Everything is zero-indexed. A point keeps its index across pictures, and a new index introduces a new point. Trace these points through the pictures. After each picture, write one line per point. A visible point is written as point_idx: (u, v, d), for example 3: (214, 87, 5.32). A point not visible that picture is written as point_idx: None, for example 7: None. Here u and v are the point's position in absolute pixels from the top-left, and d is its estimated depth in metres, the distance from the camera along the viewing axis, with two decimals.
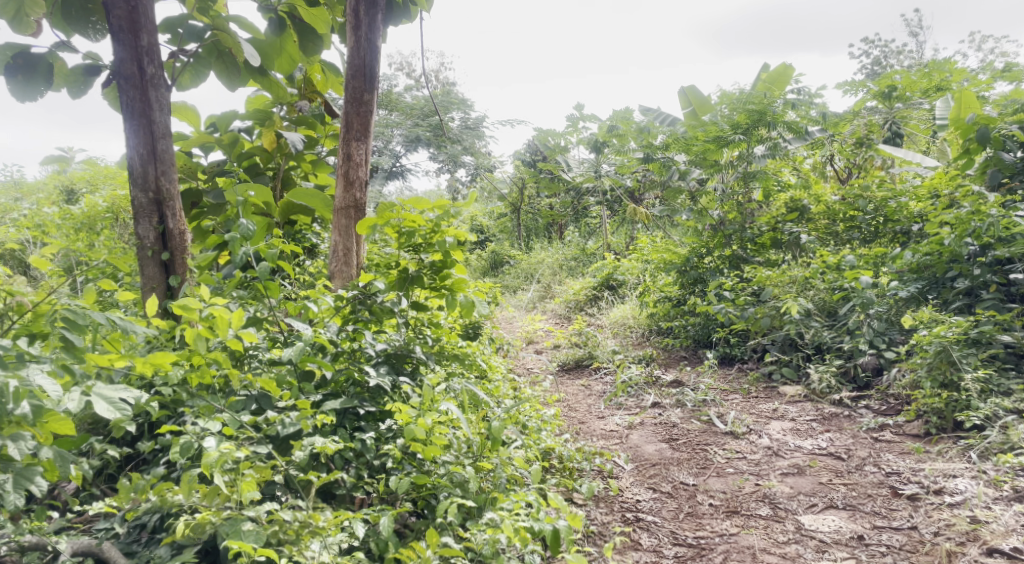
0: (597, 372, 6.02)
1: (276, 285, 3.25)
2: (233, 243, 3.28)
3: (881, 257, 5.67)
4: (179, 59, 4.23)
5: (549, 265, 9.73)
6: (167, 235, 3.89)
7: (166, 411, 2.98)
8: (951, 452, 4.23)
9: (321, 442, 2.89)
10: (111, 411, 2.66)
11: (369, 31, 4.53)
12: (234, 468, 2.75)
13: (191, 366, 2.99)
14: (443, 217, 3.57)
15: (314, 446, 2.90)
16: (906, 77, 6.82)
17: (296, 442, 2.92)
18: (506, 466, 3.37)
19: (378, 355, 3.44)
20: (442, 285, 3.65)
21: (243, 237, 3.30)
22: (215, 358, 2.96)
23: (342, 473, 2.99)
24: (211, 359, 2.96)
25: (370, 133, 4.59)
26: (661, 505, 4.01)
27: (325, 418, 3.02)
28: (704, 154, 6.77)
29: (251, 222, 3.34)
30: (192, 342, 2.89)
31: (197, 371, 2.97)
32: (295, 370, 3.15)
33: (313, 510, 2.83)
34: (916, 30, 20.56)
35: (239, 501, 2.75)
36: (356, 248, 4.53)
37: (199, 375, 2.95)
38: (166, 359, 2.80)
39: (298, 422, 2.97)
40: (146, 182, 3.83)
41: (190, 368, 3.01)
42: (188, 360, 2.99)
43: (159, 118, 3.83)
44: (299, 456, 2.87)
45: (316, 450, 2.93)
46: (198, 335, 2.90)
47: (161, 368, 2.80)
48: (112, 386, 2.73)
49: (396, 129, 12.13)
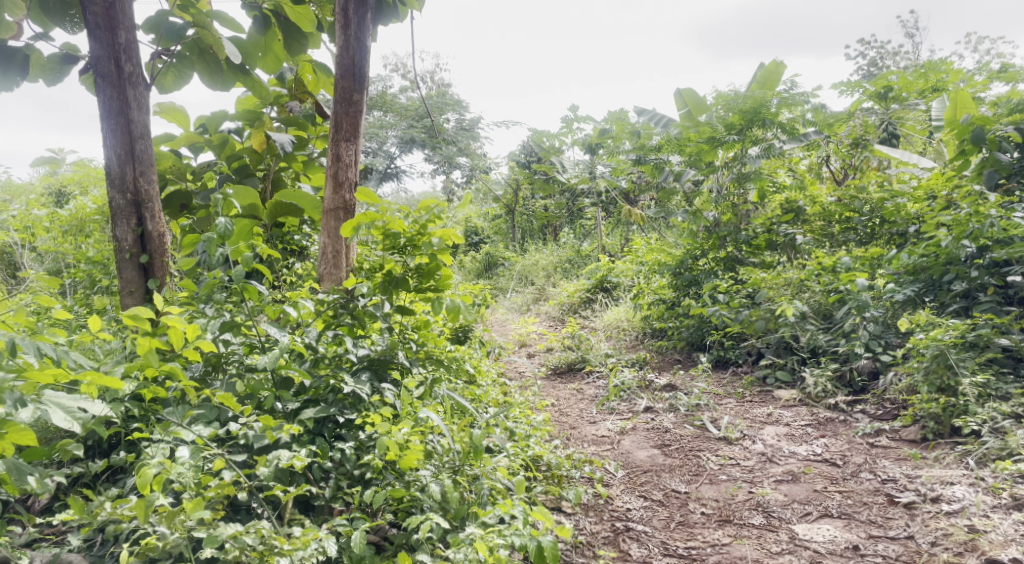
0: (590, 375, 5.93)
1: (255, 289, 3.10)
2: (208, 244, 3.10)
3: (877, 258, 5.55)
4: (162, 59, 4.15)
5: (543, 267, 9.65)
6: (146, 237, 3.78)
7: (119, 428, 2.86)
8: (948, 458, 4.14)
9: (286, 458, 2.78)
10: (69, 421, 2.63)
11: (358, 30, 4.43)
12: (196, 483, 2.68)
13: (144, 379, 2.89)
14: (429, 219, 3.47)
15: (279, 462, 2.79)
16: (902, 77, 6.70)
17: (261, 458, 2.80)
18: (489, 476, 3.28)
19: (361, 361, 3.37)
20: (427, 287, 3.51)
21: (221, 237, 3.13)
22: (168, 371, 2.88)
23: (316, 486, 2.90)
24: (163, 372, 2.88)
25: (360, 134, 4.49)
26: (653, 514, 3.91)
27: (291, 428, 2.90)
28: (698, 155, 6.68)
29: (229, 221, 3.14)
30: (144, 355, 2.85)
31: (150, 385, 2.88)
32: (273, 377, 3.07)
33: (281, 529, 2.74)
34: (913, 32, 20.50)
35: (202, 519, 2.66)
36: (347, 250, 4.40)
37: (153, 390, 2.87)
38: (118, 379, 2.70)
39: (264, 434, 2.87)
40: (124, 183, 3.72)
41: (143, 380, 2.91)
42: (141, 372, 2.89)
43: (137, 118, 3.72)
44: (264, 473, 2.75)
45: (282, 465, 2.81)
46: (151, 346, 2.85)
47: (111, 387, 2.69)
48: (68, 396, 2.68)
49: (391, 131, 12.05)
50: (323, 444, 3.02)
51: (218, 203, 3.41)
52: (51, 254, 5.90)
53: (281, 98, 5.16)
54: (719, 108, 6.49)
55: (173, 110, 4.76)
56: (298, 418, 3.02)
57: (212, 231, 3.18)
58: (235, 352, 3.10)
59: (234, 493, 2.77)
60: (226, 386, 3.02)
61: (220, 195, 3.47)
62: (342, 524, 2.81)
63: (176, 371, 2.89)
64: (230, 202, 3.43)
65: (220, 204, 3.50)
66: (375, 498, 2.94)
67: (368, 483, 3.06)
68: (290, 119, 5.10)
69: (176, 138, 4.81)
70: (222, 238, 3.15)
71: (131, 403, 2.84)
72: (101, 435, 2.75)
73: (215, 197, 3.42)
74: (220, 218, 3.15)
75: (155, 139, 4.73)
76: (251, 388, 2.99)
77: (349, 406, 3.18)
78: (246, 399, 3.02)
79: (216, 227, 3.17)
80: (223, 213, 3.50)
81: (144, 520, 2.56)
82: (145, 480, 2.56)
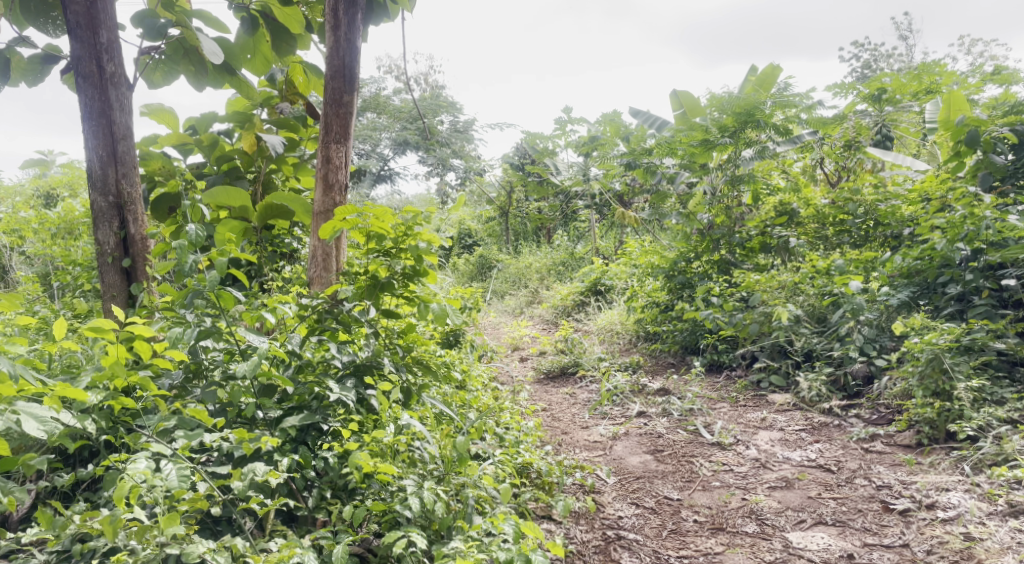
0: (583, 379, 5.87)
1: (231, 295, 3.03)
2: (179, 249, 3.02)
3: (871, 261, 5.52)
4: (152, 56, 4.09)
5: (537, 270, 9.58)
6: (128, 241, 3.70)
7: (87, 441, 2.75)
8: (944, 464, 4.09)
9: (261, 472, 2.69)
10: (41, 431, 2.53)
11: (349, 31, 4.36)
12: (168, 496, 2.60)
13: (112, 390, 2.76)
14: (415, 221, 3.41)
15: (254, 475, 2.70)
16: (896, 80, 6.67)
17: (236, 471, 2.72)
18: (474, 485, 3.21)
19: (346, 367, 3.31)
20: (413, 293, 3.45)
21: (192, 243, 3.04)
22: (137, 380, 2.77)
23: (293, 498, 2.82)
24: (132, 382, 2.76)
25: (350, 136, 4.43)
26: (644, 522, 3.85)
27: (268, 440, 2.81)
28: (691, 157, 6.64)
29: (198, 228, 3.07)
30: (111, 364, 2.75)
31: (118, 397, 2.75)
32: (253, 384, 2.99)
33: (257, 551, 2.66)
34: (906, 35, 20.54)
35: (174, 534, 2.60)
36: (337, 251, 4.21)
37: (122, 401, 2.74)
38: (84, 391, 2.59)
39: (240, 445, 2.79)
40: (106, 186, 3.65)
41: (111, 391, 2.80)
42: (109, 383, 2.78)
43: (120, 119, 3.65)
44: (239, 487, 2.67)
45: (257, 479, 2.73)
46: (118, 356, 2.73)
47: (78, 398, 2.61)
48: (40, 405, 2.59)
49: (384, 133, 11.96)
50: (305, 452, 2.96)
51: (187, 210, 3.38)
52: (39, 257, 5.83)
53: (271, 100, 5.05)
54: (714, 110, 6.33)
55: (162, 112, 4.70)
56: (280, 427, 2.96)
57: (184, 239, 3.09)
58: (216, 360, 3.03)
59: (209, 507, 2.70)
60: (206, 395, 2.92)
61: (190, 199, 3.42)
62: (324, 538, 2.78)
63: (146, 380, 2.78)
64: (200, 207, 3.37)
65: (188, 210, 3.46)
66: (356, 510, 2.90)
67: (353, 492, 3.01)
68: (280, 121, 5.06)
69: (163, 139, 4.75)
70: (192, 245, 3.08)
71: (99, 415, 2.73)
72: (68, 447, 2.66)
73: (183, 203, 3.37)
74: (189, 225, 3.08)
75: (143, 141, 4.66)
76: (232, 396, 2.91)
77: (333, 414, 3.12)
78: (227, 406, 2.96)
79: (186, 234, 3.10)
80: (192, 219, 3.44)
81: (111, 539, 2.49)
82: (122, 492, 2.49)
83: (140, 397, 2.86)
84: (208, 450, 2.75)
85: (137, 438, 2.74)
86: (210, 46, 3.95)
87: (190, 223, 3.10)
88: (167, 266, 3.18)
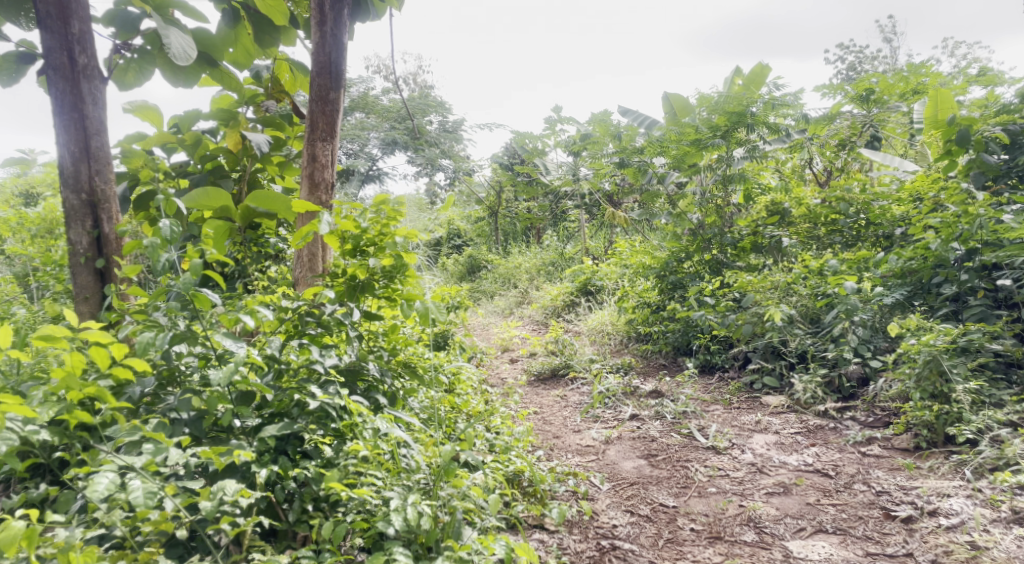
0: (574, 382, 5.74)
1: (206, 297, 2.86)
2: (151, 248, 2.87)
3: (864, 262, 5.42)
4: (122, 55, 3.93)
5: (527, 270, 9.46)
6: (102, 240, 3.55)
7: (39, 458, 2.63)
8: (943, 468, 4.00)
9: (232, 491, 2.55)
10: None
11: (335, 27, 4.24)
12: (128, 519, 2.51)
13: (68, 403, 2.63)
14: (389, 217, 3.36)
15: (224, 495, 2.57)
16: (883, 80, 6.53)
17: (204, 490, 2.57)
18: (462, 497, 3.07)
19: (328, 373, 3.15)
20: (395, 294, 3.43)
21: (165, 241, 2.89)
22: (93, 392, 2.63)
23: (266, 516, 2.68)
24: (88, 395, 2.63)
25: (337, 133, 4.30)
26: (640, 530, 3.74)
27: (242, 455, 2.67)
28: (682, 157, 6.51)
29: (172, 224, 2.92)
30: (64, 376, 2.61)
31: (72, 411, 2.62)
32: (232, 391, 2.83)
33: None
34: (891, 37, 20.56)
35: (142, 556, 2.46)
36: (323, 252, 4.10)
37: (78, 414, 2.61)
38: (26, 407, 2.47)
39: (210, 461, 2.65)
40: (78, 183, 3.50)
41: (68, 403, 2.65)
42: (65, 395, 2.63)
43: (92, 112, 3.51)
44: (207, 508, 2.53)
45: (226, 499, 2.59)
46: (70, 367, 2.59)
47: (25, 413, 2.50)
48: None
49: (373, 133, 11.55)
50: (286, 463, 2.82)
51: (161, 204, 3.19)
52: (15, 258, 5.64)
53: (256, 98, 4.92)
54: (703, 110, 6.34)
55: (146, 110, 4.57)
56: (258, 436, 2.82)
57: (158, 235, 2.96)
58: (190, 365, 2.88)
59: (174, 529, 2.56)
60: (180, 403, 2.77)
61: (162, 195, 3.27)
62: (305, 557, 2.66)
63: (103, 392, 2.63)
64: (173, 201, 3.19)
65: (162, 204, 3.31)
66: (337, 527, 2.78)
67: (335, 504, 2.89)
68: (267, 119, 4.88)
69: (148, 138, 4.64)
70: (166, 242, 2.93)
71: (52, 430, 2.59)
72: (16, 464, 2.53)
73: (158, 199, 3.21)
74: (163, 220, 2.93)
75: (127, 139, 4.57)
76: (208, 405, 2.76)
77: (315, 422, 2.98)
78: (202, 414, 2.80)
79: (159, 231, 2.94)
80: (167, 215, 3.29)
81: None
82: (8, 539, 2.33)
83: (99, 409, 2.70)
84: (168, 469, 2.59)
85: (94, 455, 2.60)
86: (179, 45, 3.72)
87: (164, 219, 2.95)
88: (138, 266, 3.00)
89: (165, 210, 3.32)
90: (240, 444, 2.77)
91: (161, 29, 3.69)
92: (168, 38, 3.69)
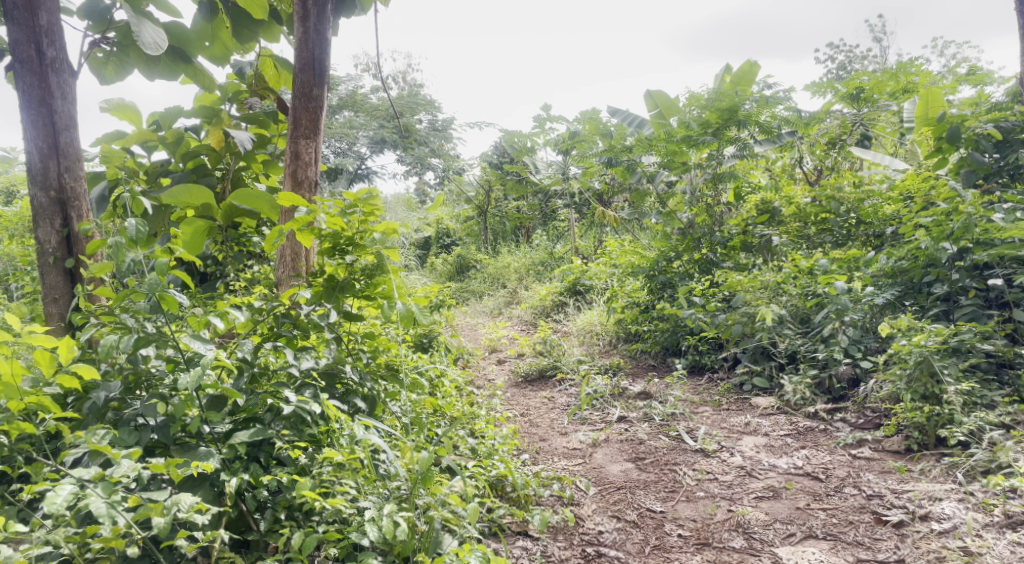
0: (562, 383, 5.65)
1: (174, 298, 2.77)
2: (116, 248, 2.77)
3: (855, 261, 5.35)
4: (101, 48, 3.84)
5: (516, 270, 9.35)
6: (72, 239, 3.44)
7: None
8: (934, 471, 3.93)
9: (187, 506, 2.39)
10: None
11: (318, 22, 4.14)
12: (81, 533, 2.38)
13: (8, 413, 2.53)
14: (366, 213, 3.27)
15: (178, 510, 2.41)
16: (873, 78, 6.45)
17: (157, 505, 2.41)
18: (437, 507, 2.98)
19: (302, 376, 3.09)
20: (374, 293, 3.35)
21: (130, 241, 2.79)
22: (35, 401, 2.54)
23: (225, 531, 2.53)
24: (29, 404, 2.55)
25: (320, 130, 4.20)
26: (626, 537, 3.65)
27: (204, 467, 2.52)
28: (671, 156, 6.43)
29: (139, 224, 2.84)
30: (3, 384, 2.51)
31: (14, 421, 2.52)
32: (202, 396, 2.74)
33: None
34: (881, 36, 20.55)
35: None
36: (306, 252, 4.00)
37: (19, 425, 2.51)
38: None
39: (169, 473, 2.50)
40: (46, 180, 3.39)
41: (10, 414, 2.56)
42: (5, 405, 2.54)
43: (61, 107, 3.39)
44: (159, 523, 2.36)
45: (180, 515, 2.42)
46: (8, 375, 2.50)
47: None
48: None
49: (362, 130, 11.30)
50: (257, 471, 2.72)
51: (127, 202, 3.09)
52: None
53: (240, 94, 4.86)
54: (693, 109, 6.27)
55: (124, 109, 4.46)
56: (228, 442, 2.71)
57: (124, 235, 2.86)
58: (158, 370, 2.78)
59: (125, 547, 2.40)
60: (145, 409, 2.66)
61: (128, 192, 3.17)
62: None
63: (45, 400, 2.54)
64: (141, 199, 3.09)
65: (129, 203, 3.19)
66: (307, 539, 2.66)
67: (310, 513, 2.80)
68: (250, 116, 4.79)
69: (127, 136, 4.58)
70: (133, 243, 2.84)
71: None
72: None
73: (123, 197, 3.11)
74: (129, 220, 2.84)
75: (106, 138, 4.53)
76: (175, 412, 2.65)
77: (289, 427, 2.91)
78: (171, 420, 2.71)
79: (125, 230, 2.85)
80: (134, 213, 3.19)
81: None
82: None
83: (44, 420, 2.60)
84: (122, 483, 2.44)
85: (39, 469, 2.49)
86: (150, 37, 3.60)
87: (131, 219, 2.87)
88: (106, 266, 2.93)
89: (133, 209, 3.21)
90: (207, 453, 2.64)
91: (132, 21, 3.57)
92: (139, 29, 3.57)
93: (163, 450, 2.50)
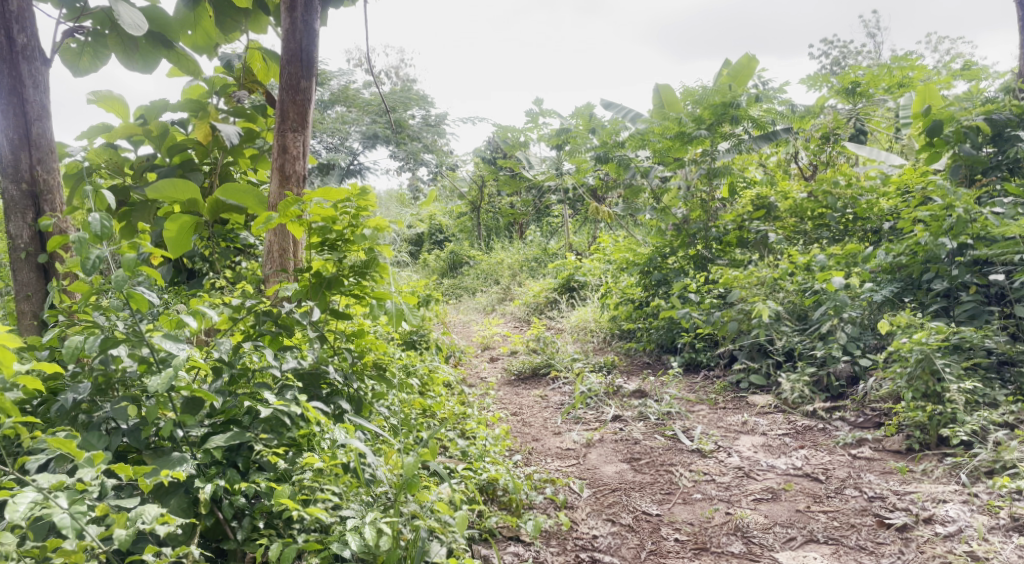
0: (555, 381, 5.52)
1: (143, 297, 2.63)
2: (80, 244, 2.65)
3: (853, 257, 5.24)
4: (75, 38, 3.68)
5: (509, 266, 9.21)
6: (46, 233, 3.30)
7: None
8: (937, 472, 3.82)
9: (150, 520, 2.30)
10: None
11: (305, 12, 4.00)
12: (41, 546, 2.26)
13: None
14: (359, 207, 3.19)
15: (141, 524, 2.31)
16: (868, 73, 6.25)
17: (121, 517, 2.31)
18: (422, 514, 2.87)
19: (284, 379, 2.98)
20: (363, 292, 3.20)
21: (94, 236, 2.67)
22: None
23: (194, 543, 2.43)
24: None
25: (308, 123, 4.06)
26: (621, 541, 3.54)
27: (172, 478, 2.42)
28: (664, 151, 6.30)
29: (104, 218, 2.71)
30: None
31: None
32: (177, 399, 2.62)
33: None
34: (874, 32, 20.44)
35: None
36: (295, 246, 3.87)
37: None
38: None
39: (137, 484, 2.40)
40: (17, 172, 3.24)
41: None
42: None
43: (33, 96, 3.26)
44: (122, 537, 2.26)
45: (144, 529, 2.33)
46: None
47: None
48: None
49: (354, 126, 11.06)
50: (234, 477, 2.62)
51: (91, 196, 2.95)
52: None
53: (227, 88, 4.66)
54: (687, 103, 6.18)
55: (110, 100, 4.30)
56: (203, 447, 2.61)
57: (88, 231, 2.74)
58: (128, 370, 2.65)
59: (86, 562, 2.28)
60: (116, 412, 2.55)
61: (93, 185, 3.04)
62: None
63: (5, 404, 2.38)
64: (105, 193, 2.96)
65: (96, 199, 3.05)
66: (287, 549, 2.57)
67: (290, 521, 2.70)
68: (237, 110, 4.64)
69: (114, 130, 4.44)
70: (98, 238, 2.72)
71: None
72: None
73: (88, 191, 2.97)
74: (94, 215, 2.72)
75: (91, 131, 4.40)
76: (146, 415, 2.53)
77: (268, 431, 2.78)
78: (142, 424, 2.59)
79: (90, 226, 2.72)
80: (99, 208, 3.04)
81: None
82: None
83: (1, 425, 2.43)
84: (87, 492, 2.33)
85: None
86: (129, 18, 3.41)
87: (96, 214, 2.74)
88: (78, 262, 2.78)
89: (100, 205, 3.06)
90: (180, 458, 2.54)
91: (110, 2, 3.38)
92: (116, 10, 3.38)
93: (128, 459, 2.39)
